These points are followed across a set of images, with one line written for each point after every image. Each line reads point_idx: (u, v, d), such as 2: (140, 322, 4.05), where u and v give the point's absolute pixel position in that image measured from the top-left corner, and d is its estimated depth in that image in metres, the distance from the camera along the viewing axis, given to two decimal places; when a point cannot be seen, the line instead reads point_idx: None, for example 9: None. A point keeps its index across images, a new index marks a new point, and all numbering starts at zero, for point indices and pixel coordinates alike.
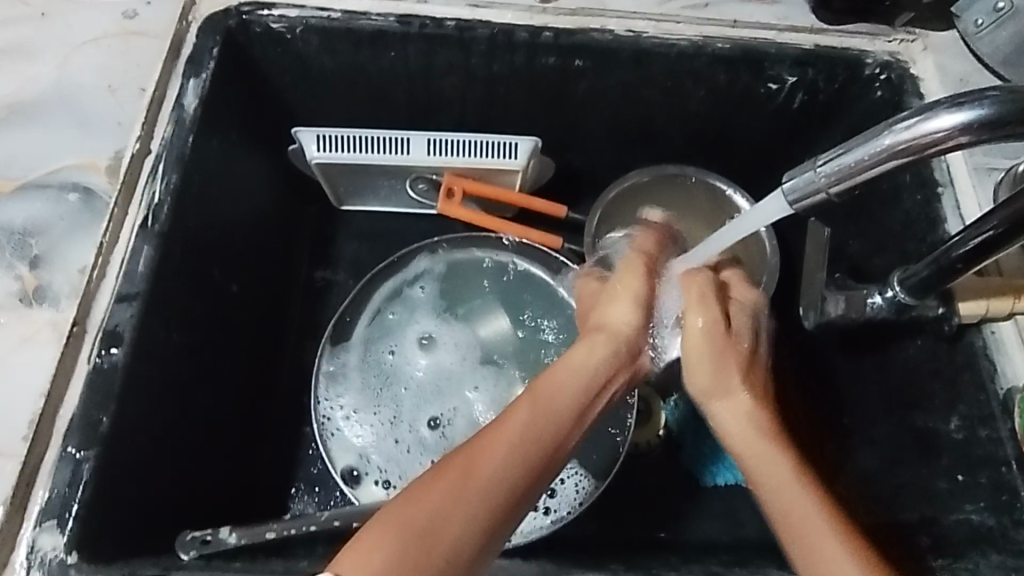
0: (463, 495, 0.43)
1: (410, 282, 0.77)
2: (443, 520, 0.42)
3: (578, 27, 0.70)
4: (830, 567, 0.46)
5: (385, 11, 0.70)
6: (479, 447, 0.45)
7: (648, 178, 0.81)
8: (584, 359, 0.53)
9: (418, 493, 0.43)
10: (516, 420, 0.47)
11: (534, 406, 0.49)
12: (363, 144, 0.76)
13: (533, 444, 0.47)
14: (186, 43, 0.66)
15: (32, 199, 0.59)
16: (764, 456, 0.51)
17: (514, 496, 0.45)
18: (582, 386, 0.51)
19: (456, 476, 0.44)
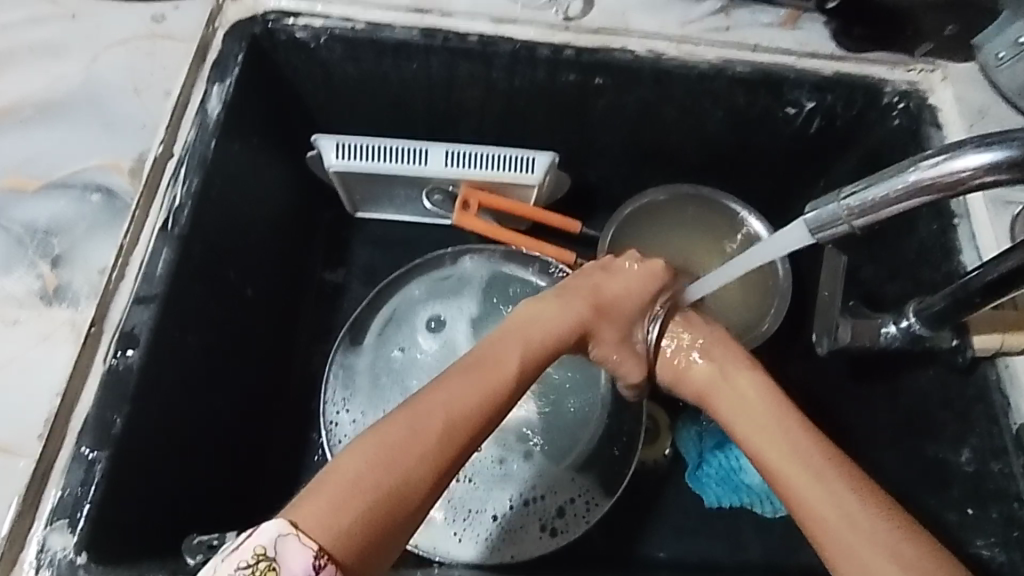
0: (438, 450, 0.47)
1: (422, 287, 0.77)
2: (417, 471, 0.46)
3: (600, 46, 0.71)
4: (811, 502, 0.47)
5: (409, 23, 0.71)
6: (450, 407, 0.48)
7: (664, 196, 0.82)
8: (561, 321, 0.55)
9: (393, 443, 0.46)
10: (487, 380, 0.50)
11: (512, 361, 0.52)
12: (381, 154, 0.77)
13: (497, 399, 0.50)
14: (213, 48, 0.67)
15: (56, 198, 0.59)
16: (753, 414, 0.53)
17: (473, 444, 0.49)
18: (551, 351, 0.55)
19: (426, 437, 0.47)
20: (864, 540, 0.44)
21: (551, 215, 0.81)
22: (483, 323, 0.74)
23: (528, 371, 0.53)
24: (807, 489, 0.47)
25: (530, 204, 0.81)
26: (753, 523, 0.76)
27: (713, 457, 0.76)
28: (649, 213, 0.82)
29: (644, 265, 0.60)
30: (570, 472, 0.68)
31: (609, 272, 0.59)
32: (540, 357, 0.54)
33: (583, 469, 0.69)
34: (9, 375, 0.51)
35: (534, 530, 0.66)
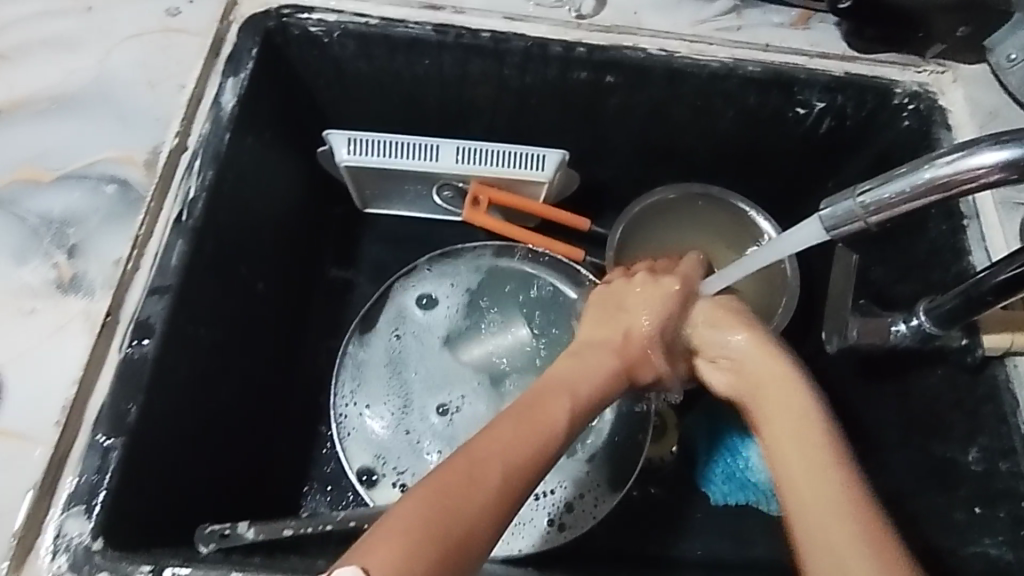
0: (497, 495, 0.45)
1: (424, 281, 0.77)
2: (479, 515, 0.43)
3: (611, 45, 0.71)
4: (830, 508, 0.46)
5: (422, 20, 0.71)
6: (507, 449, 0.47)
7: (674, 195, 0.82)
8: (596, 367, 0.56)
9: (450, 487, 0.44)
10: (538, 423, 0.49)
11: (561, 407, 0.51)
12: (393, 150, 0.77)
13: (551, 445, 0.49)
14: (227, 42, 0.68)
15: (70, 188, 0.59)
16: (785, 405, 0.52)
17: (529, 489, 0.47)
18: (595, 390, 0.55)
19: (485, 481, 0.45)
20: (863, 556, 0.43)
21: (562, 212, 0.81)
22: (481, 318, 0.76)
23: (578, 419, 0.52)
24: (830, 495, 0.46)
25: (540, 202, 0.81)
26: (758, 520, 0.77)
27: (718, 454, 0.75)
28: (658, 211, 0.83)
29: (672, 285, 0.60)
30: (578, 468, 0.69)
31: (623, 305, 0.61)
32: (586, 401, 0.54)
33: (591, 466, 0.69)
34: (25, 364, 0.51)
35: (541, 524, 0.67)
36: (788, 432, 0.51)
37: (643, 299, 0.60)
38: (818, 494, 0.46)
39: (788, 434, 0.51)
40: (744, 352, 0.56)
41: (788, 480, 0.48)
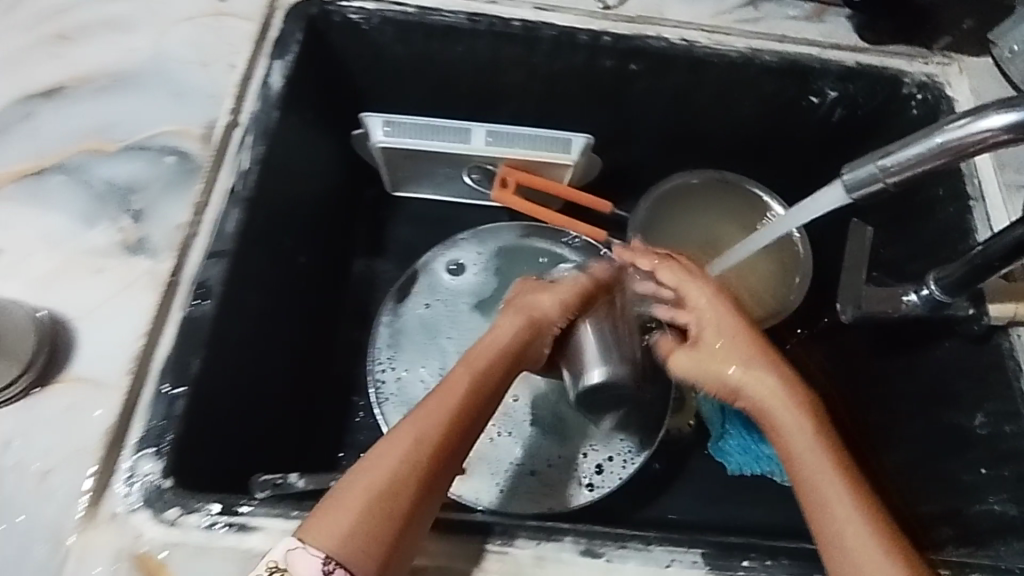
0: (416, 460, 0.51)
1: (455, 256, 0.81)
2: (400, 479, 0.50)
3: (635, 34, 0.76)
4: (839, 512, 0.52)
5: (456, 9, 0.76)
6: (427, 423, 0.54)
7: (692, 179, 0.87)
8: (502, 334, 0.63)
9: (377, 460, 0.51)
10: (456, 396, 0.56)
11: (470, 380, 0.58)
12: (426, 131, 0.81)
13: (468, 412, 0.56)
14: (275, 27, 0.71)
15: (132, 159, 0.62)
16: (785, 412, 0.58)
17: (450, 448, 0.54)
18: (502, 356, 0.61)
19: (404, 450, 0.52)
20: (873, 555, 0.50)
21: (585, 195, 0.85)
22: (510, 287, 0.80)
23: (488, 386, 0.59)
24: (834, 499, 0.53)
25: (563, 183, 0.86)
26: (773, 489, 0.80)
27: (736, 426, 0.81)
28: (678, 194, 0.87)
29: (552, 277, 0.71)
30: (603, 431, 0.73)
31: (529, 287, 0.69)
32: (500, 374, 0.60)
33: (616, 430, 0.73)
34: (96, 318, 0.55)
35: (571, 484, 0.70)
36: (794, 441, 0.56)
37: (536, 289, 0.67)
38: (829, 496, 0.53)
39: (794, 441, 0.56)
40: (735, 365, 0.61)
41: (805, 487, 0.54)
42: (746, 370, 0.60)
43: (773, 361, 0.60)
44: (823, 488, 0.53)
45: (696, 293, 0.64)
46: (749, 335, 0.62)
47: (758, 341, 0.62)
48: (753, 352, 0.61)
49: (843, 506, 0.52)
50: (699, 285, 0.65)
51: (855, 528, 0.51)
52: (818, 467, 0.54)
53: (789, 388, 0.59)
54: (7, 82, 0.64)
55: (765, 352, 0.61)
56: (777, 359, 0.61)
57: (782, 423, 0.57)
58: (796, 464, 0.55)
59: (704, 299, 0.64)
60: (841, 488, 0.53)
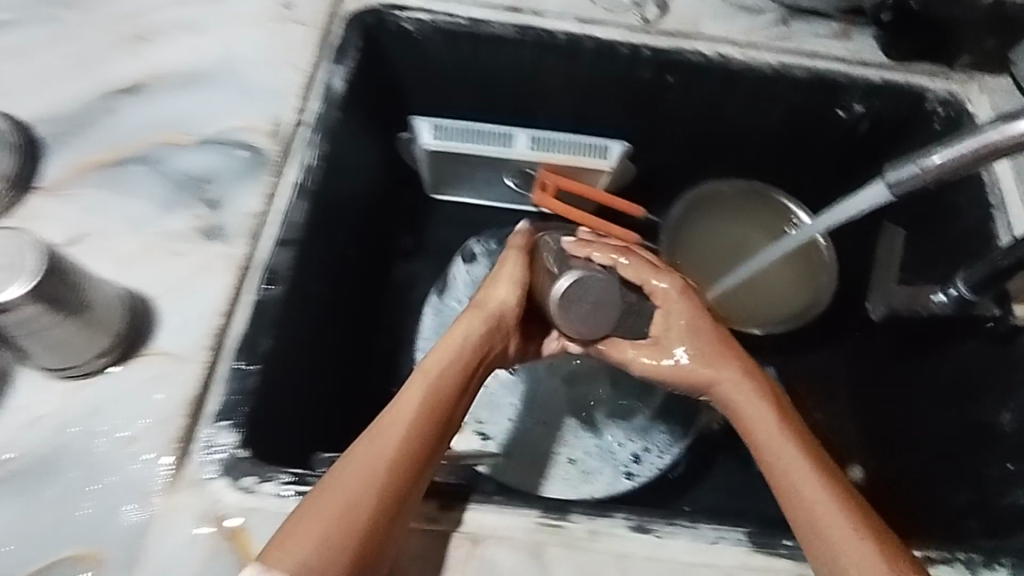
0: (383, 476, 0.48)
1: None
2: (366, 497, 0.47)
3: (673, 47, 0.80)
4: (825, 515, 0.51)
5: (505, 20, 0.79)
6: (384, 437, 0.50)
7: (723, 189, 0.91)
8: (458, 337, 0.56)
9: (338, 479, 0.48)
10: (414, 407, 0.52)
11: (427, 390, 0.53)
12: (473, 137, 0.85)
13: (429, 425, 0.51)
14: (334, 34, 0.74)
15: (206, 152, 0.65)
16: (760, 414, 0.56)
17: (417, 463, 0.50)
18: (464, 363, 0.55)
19: (366, 466, 0.48)
20: (867, 559, 0.48)
21: (620, 199, 0.88)
22: None
23: (451, 394, 0.53)
24: (822, 505, 0.51)
25: (599, 187, 0.89)
26: None
27: None
28: (708, 201, 0.91)
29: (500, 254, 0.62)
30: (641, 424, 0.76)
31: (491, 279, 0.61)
32: (463, 380, 0.55)
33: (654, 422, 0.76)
34: (174, 299, 0.58)
35: (612, 474, 0.72)
36: (773, 444, 0.55)
37: (499, 281, 0.60)
38: (816, 500, 0.51)
39: (775, 445, 0.55)
40: (706, 364, 0.59)
41: (791, 494, 0.53)
42: (718, 370, 0.58)
43: (744, 362, 0.59)
44: (799, 484, 0.53)
45: (662, 288, 0.61)
46: (717, 328, 0.60)
47: (727, 338, 0.60)
48: (724, 352, 0.59)
49: (829, 510, 0.51)
50: (664, 274, 0.62)
51: (845, 531, 0.50)
52: (792, 464, 0.53)
53: (759, 387, 0.58)
54: (84, 77, 0.67)
55: (733, 350, 0.59)
56: (747, 359, 0.59)
57: (758, 426, 0.56)
58: (779, 467, 0.54)
59: (670, 287, 0.61)
60: (824, 491, 0.52)
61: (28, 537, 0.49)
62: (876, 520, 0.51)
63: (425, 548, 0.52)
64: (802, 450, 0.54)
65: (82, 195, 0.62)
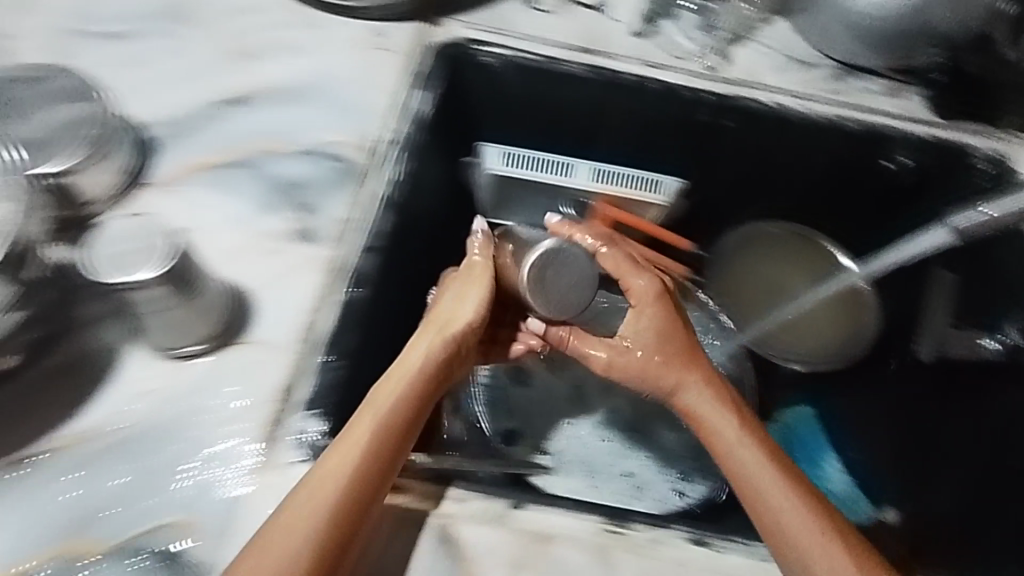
0: (350, 488, 0.49)
1: None
2: (335, 507, 0.48)
3: (732, 94, 0.85)
4: (789, 515, 0.54)
5: (580, 61, 0.84)
6: (353, 446, 0.51)
7: (769, 231, 0.95)
8: (420, 355, 0.58)
9: (306, 491, 0.49)
10: (380, 416, 0.53)
11: (393, 401, 0.54)
12: (537, 164, 0.90)
13: (395, 431, 0.53)
14: (419, 62, 0.79)
15: (303, 162, 0.70)
16: (721, 423, 0.60)
17: (385, 469, 0.51)
18: (426, 377, 0.57)
19: (334, 476, 0.49)
20: (828, 554, 0.52)
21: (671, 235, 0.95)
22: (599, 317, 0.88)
23: (413, 402, 0.55)
24: (784, 507, 0.54)
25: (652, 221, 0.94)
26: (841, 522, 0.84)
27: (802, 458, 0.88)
28: (755, 243, 0.95)
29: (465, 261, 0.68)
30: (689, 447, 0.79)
31: (459, 293, 0.64)
32: (427, 392, 0.56)
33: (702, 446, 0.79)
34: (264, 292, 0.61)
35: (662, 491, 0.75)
36: (736, 449, 0.58)
37: (468, 296, 0.63)
38: (779, 503, 0.55)
39: (740, 453, 0.58)
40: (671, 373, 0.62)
41: (757, 498, 0.56)
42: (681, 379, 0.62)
43: (703, 371, 0.62)
44: (763, 488, 0.56)
45: (640, 287, 0.66)
46: (678, 334, 0.64)
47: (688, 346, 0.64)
48: (682, 361, 0.63)
49: (792, 510, 0.54)
50: (643, 276, 0.67)
51: (806, 529, 0.53)
52: (759, 470, 0.57)
53: (719, 396, 0.61)
54: (198, 87, 0.73)
55: (692, 358, 0.63)
56: (704, 368, 0.63)
57: (721, 435, 0.59)
58: (744, 473, 0.57)
59: (645, 289, 0.66)
60: (787, 493, 0.55)
61: (131, 504, 0.51)
62: (833, 515, 0.54)
63: (497, 544, 0.54)
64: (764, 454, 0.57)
65: (192, 192, 0.67)
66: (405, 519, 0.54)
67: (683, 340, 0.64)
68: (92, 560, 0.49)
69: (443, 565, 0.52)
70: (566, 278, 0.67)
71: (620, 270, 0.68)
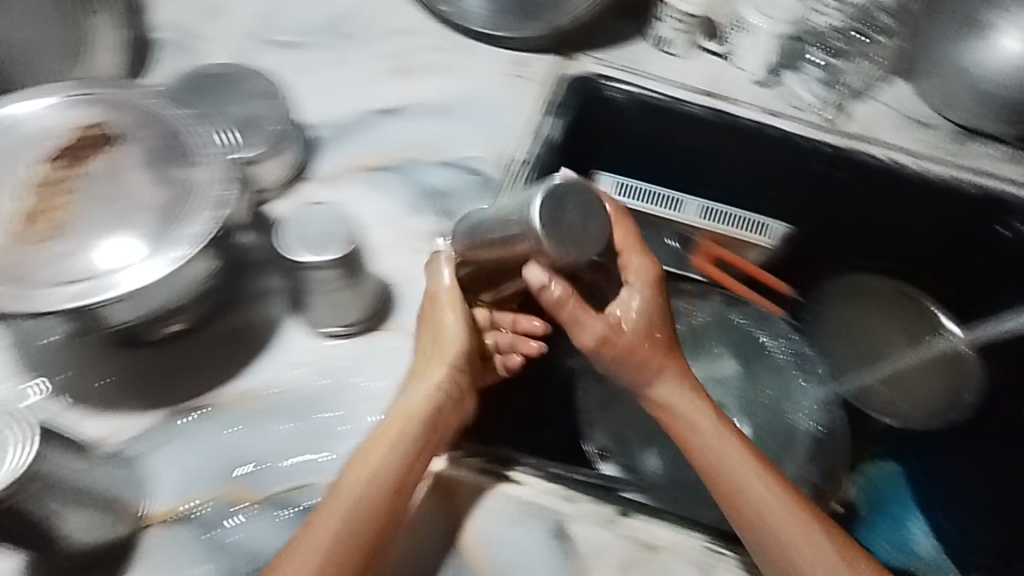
0: (368, 506, 0.50)
1: None
2: (355, 524, 0.49)
3: (850, 147, 0.86)
4: (782, 518, 0.54)
5: (700, 103, 0.88)
6: (370, 468, 0.52)
7: (868, 286, 0.97)
8: (427, 388, 0.57)
9: (323, 512, 0.49)
10: (390, 438, 0.54)
11: (402, 427, 0.55)
12: (649, 197, 0.93)
13: (406, 450, 0.53)
14: (553, 92, 0.84)
15: (447, 172, 0.76)
16: (702, 421, 0.58)
17: (399, 486, 0.52)
18: (432, 409, 0.57)
19: (350, 495, 0.50)
20: (823, 556, 0.53)
21: (770, 276, 0.96)
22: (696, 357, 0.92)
23: (420, 425, 0.55)
24: (778, 509, 0.55)
25: (753, 262, 0.96)
26: None
27: (883, 515, 0.87)
28: (853, 296, 0.97)
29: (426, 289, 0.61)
30: None
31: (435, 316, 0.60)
32: (433, 421, 0.56)
33: None
34: (384, 286, 0.66)
35: None
36: (722, 451, 0.57)
37: (451, 319, 0.60)
38: (774, 507, 0.55)
39: (726, 457, 0.57)
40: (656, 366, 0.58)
41: (753, 505, 0.55)
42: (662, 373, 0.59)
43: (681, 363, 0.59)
44: (751, 489, 0.55)
45: (639, 265, 0.56)
46: (665, 321, 0.59)
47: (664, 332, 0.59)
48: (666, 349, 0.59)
49: (786, 515, 0.55)
50: (646, 254, 0.56)
51: (800, 530, 0.54)
52: (746, 474, 0.56)
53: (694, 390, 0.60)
54: (360, 97, 0.80)
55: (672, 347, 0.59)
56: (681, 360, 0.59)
57: (702, 438, 0.58)
58: (732, 475, 0.56)
59: (642, 268, 0.56)
60: (779, 496, 0.55)
61: (283, 460, 0.57)
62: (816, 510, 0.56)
63: (608, 543, 0.57)
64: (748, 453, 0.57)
65: (349, 189, 0.73)
66: (528, 509, 0.58)
67: (666, 326, 0.58)
68: (250, 505, 0.54)
69: (557, 556, 0.56)
70: (585, 211, 0.47)
71: (623, 240, 0.55)
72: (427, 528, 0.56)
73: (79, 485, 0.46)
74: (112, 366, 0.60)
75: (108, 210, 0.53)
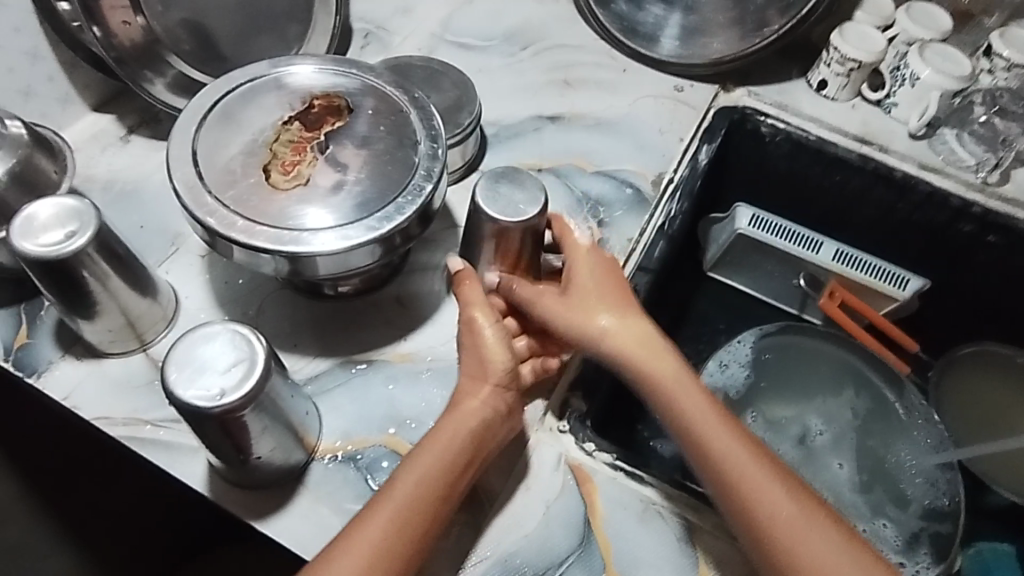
0: (411, 509, 0.51)
1: (745, 345, 0.91)
2: (396, 530, 0.50)
3: (1008, 211, 0.84)
4: (742, 466, 0.55)
5: (851, 148, 0.88)
6: (417, 479, 0.52)
7: (1004, 356, 0.91)
8: (478, 404, 0.56)
9: (369, 512, 0.51)
10: (443, 449, 0.54)
11: (447, 433, 0.55)
12: (783, 233, 0.92)
13: (452, 462, 0.54)
14: (708, 119, 0.87)
15: (604, 181, 0.80)
16: (662, 369, 0.59)
17: (440, 492, 0.53)
18: (480, 427, 0.56)
19: (393, 497, 0.51)
20: (785, 503, 0.54)
21: (898, 330, 0.91)
22: (805, 397, 0.90)
23: (462, 437, 0.55)
24: (740, 457, 0.56)
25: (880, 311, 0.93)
26: None
27: None
28: (986, 363, 0.92)
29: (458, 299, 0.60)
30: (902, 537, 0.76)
31: (472, 330, 0.59)
32: (478, 439, 0.55)
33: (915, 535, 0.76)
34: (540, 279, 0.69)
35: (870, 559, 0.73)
36: (683, 403, 0.58)
37: (489, 326, 0.58)
38: (735, 455, 0.56)
39: (690, 408, 0.58)
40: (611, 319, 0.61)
41: (717, 456, 0.56)
42: (627, 319, 0.62)
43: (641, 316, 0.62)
44: (713, 441, 0.56)
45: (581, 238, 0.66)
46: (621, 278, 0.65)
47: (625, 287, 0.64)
48: (625, 305, 0.62)
49: (748, 463, 0.55)
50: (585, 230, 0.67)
51: (764, 478, 0.55)
52: (709, 427, 0.57)
53: (652, 340, 0.61)
54: (529, 102, 0.85)
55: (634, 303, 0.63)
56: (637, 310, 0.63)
57: (661, 393, 0.59)
58: (695, 427, 0.57)
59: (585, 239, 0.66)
60: (738, 444, 0.56)
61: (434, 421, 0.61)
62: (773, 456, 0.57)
63: (728, 557, 0.58)
64: (706, 402, 0.58)
65: None
66: (652, 513, 0.60)
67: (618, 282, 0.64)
68: None
69: (684, 558, 0.58)
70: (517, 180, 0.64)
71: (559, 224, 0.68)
72: (558, 509, 0.59)
73: (279, 409, 0.52)
74: (294, 313, 0.66)
75: (331, 170, 0.59)
